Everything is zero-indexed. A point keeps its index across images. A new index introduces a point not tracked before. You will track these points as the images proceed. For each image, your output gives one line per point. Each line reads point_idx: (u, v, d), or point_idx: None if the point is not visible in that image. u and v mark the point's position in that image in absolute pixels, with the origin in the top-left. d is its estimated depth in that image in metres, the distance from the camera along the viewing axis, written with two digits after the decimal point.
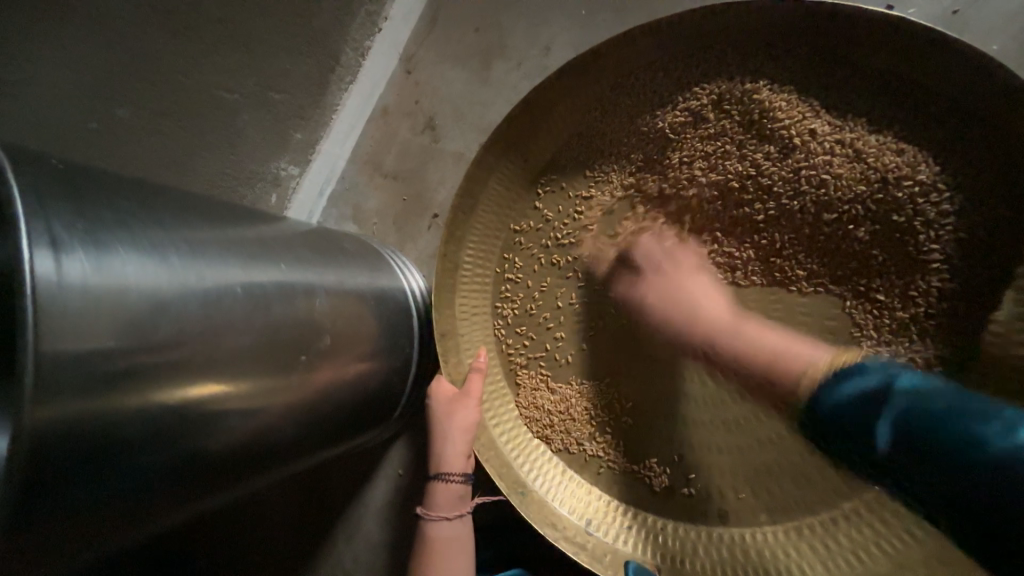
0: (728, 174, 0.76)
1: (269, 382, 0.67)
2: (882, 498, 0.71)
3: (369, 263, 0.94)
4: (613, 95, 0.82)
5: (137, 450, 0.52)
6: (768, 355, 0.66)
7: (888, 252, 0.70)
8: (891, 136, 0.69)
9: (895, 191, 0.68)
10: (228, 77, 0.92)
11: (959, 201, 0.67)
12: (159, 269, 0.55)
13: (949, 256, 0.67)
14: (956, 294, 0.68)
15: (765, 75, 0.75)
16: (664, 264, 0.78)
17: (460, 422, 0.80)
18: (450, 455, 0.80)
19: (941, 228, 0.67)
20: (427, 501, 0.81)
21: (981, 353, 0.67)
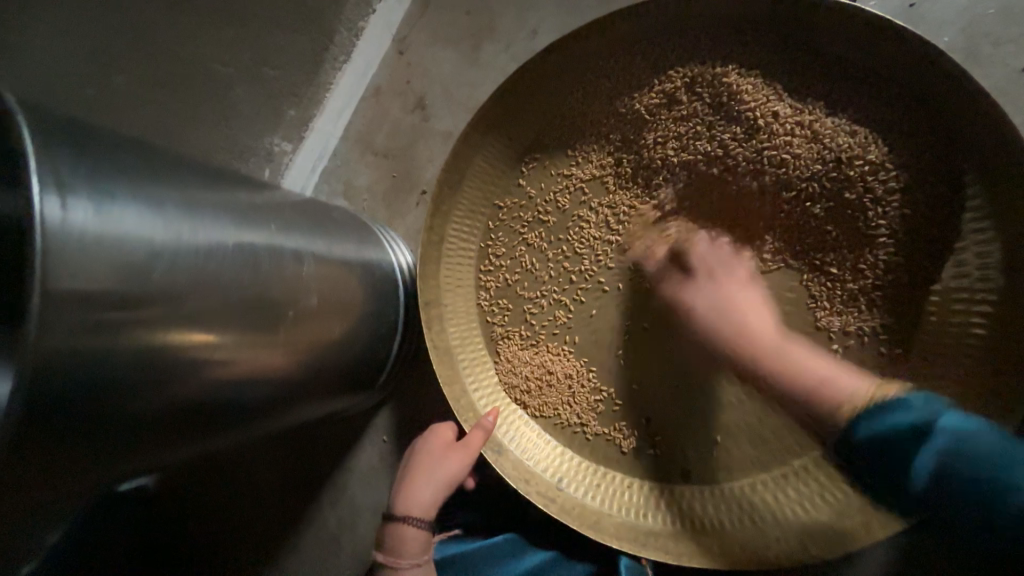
0: (698, 153, 0.81)
1: (258, 338, 0.71)
2: (829, 454, 0.76)
3: (358, 234, 0.98)
4: (593, 76, 0.86)
5: (131, 391, 0.56)
6: (819, 378, 0.67)
7: (841, 229, 0.75)
8: (845, 119, 0.74)
9: (848, 170, 0.73)
10: (224, 51, 0.96)
11: (904, 179, 0.72)
12: (157, 222, 0.58)
13: (895, 231, 0.73)
14: (900, 266, 0.73)
15: (734, 60, 0.79)
16: (712, 264, 0.78)
17: (436, 463, 0.83)
18: (421, 496, 0.81)
19: (887, 204, 0.72)
20: (392, 548, 0.79)
21: (919, 320, 0.73)
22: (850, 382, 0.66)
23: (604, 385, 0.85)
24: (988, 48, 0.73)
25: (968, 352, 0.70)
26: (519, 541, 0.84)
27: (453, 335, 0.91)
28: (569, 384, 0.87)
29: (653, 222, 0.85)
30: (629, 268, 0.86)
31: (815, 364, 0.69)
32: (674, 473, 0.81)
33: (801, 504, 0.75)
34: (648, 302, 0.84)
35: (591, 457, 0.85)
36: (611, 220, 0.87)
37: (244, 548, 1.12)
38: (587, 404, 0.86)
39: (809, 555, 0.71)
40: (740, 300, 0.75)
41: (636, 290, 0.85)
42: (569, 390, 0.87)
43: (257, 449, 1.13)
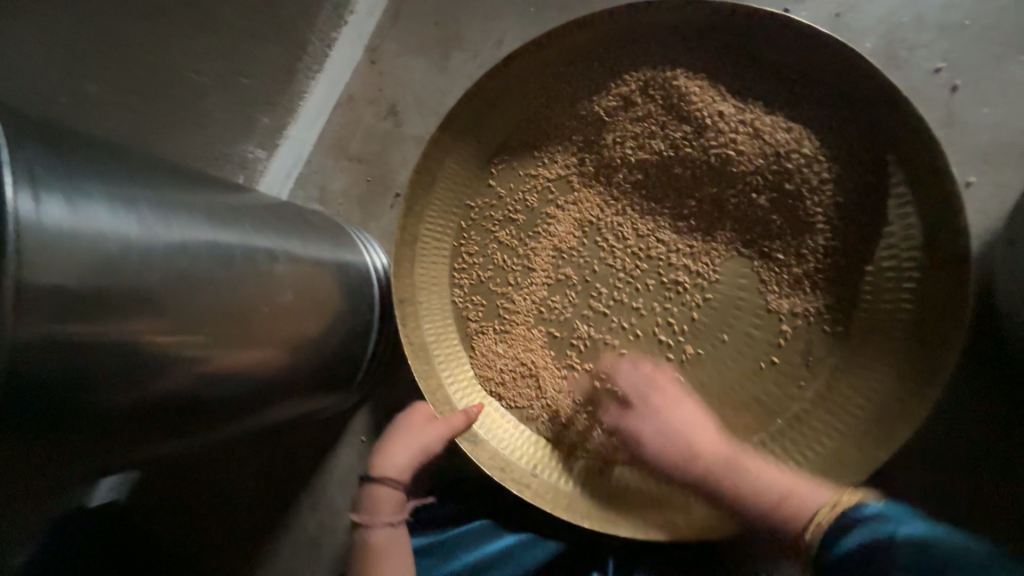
0: (654, 152, 0.87)
1: (234, 335, 0.73)
2: (784, 429, 0.80)
3: (333, 236, 1.00)
4: (555, 81, 0.91)
5: (105, 386, 0.57)
6: (783, 492, 0.67)
7: (784, 217, 0.81)
8: (782, 117, 0.81)
9: (786, 162, 0.80)
10: (197, 59, 0.95)
11: (836, 169, 0.79)
12: (131, 220, 0.59)
13: (830, 218, 0.80)
14: (838, 249, 0.80)
15: (682, 66, 0.86)
16: (650, 393, 0.82)
17: (413, 430, 0.86)
18: (396, 459, 0.83)
19: (823, 192, 0.79)
20: (366, 508, 0.82)
21: (855, 298, 0.79)
22: (808, 497, 0.65)
23: (575, 373, 0.89)
24: (905, 53, 0.81)
25: (898, 329, 0.77)
26: (496, 528, 0.86)
27: (428, 331, 0.93)
28: (542, 374, 0.90)
29: (615, 217, 0.90)
30: (595, 260, 0.90)
31: (769, 472, 0.71)
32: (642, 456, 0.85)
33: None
34: (613, 292, 0.89)
35: (561, 443, 0.88)
36: (577, 216, 0.92)
37: (220, 556, 1.10)
38: (559, 393, 0.89)
39: None
40: (678, 418, 0.79)
41: (601, 282, 0.90)
42: (541, 380, 0.90)
43: (233, 452, 1.12)
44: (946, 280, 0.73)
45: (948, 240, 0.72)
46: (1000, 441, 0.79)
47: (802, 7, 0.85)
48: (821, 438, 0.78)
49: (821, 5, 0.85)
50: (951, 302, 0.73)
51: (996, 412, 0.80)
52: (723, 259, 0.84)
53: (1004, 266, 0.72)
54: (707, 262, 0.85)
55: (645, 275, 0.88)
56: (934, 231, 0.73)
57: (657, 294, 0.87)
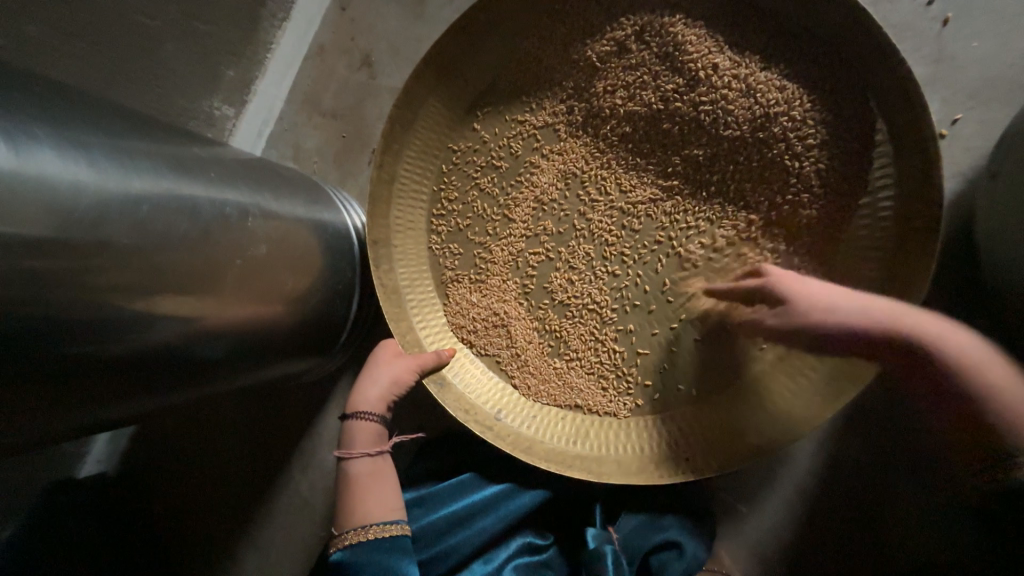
0: (641, 104, 0.83)
1: (212, 292, 0.71)
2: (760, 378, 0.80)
3: (307, 194, 0.95)
4: (544, 25, 0.87)
5: (69, 340, 0.54)
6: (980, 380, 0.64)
7: (770, 186, 0.78)
8: (777, 73, 0.75)
9: (773, 125, 0.75)
10: (150, 2, 0.88)
11: (822, 135, 0.74)
12: (86, 166, 0.55)
13: (813, 190, 0.76)
14: (815, 218, 0.76)
15: (681, 10, 0.79)
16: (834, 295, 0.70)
17: (384, 367, 0.86)
18: (369, 393, 0.84)
19: (805, 159, 0.75)
20: (346, 441, 0.83)
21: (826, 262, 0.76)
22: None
23: (551, 325, 0.90)
24: None
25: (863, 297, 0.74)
26: (481, 482, 0.86)
27: (403, 275, 0.93)
28: (519, 324, 0.91)
29: (597, 168, 0.88)
30: (576, 213, 0.89)
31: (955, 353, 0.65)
32: (602, 408, 0.86)
33: (719, 431, 0.79)
34: (590, 244, 0.88)
35: (527, 391, 0.89)
36: (558, 168, 0.89)
37: (212, 520, 1.10)
38: (529, 343, 0.91)
39: (713, 468, 0.76)
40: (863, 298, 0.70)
41: (577, 235, 0.89)
42: (511, 328, 0.91)
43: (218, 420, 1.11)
44: (916, 256, 0.69)
45: (923, 209, 0.68)
46: None
47: None
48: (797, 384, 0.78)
49: None
50: (915, 276, 0.69)
51: None
52: (700, 219, 0.82)
53: (987, 201, 0.71)
54: (683, 229, 0.83)
55: (625, 237, 0.86)
56: (907, 207, 0.70)
57: (629, 254, 0.86)
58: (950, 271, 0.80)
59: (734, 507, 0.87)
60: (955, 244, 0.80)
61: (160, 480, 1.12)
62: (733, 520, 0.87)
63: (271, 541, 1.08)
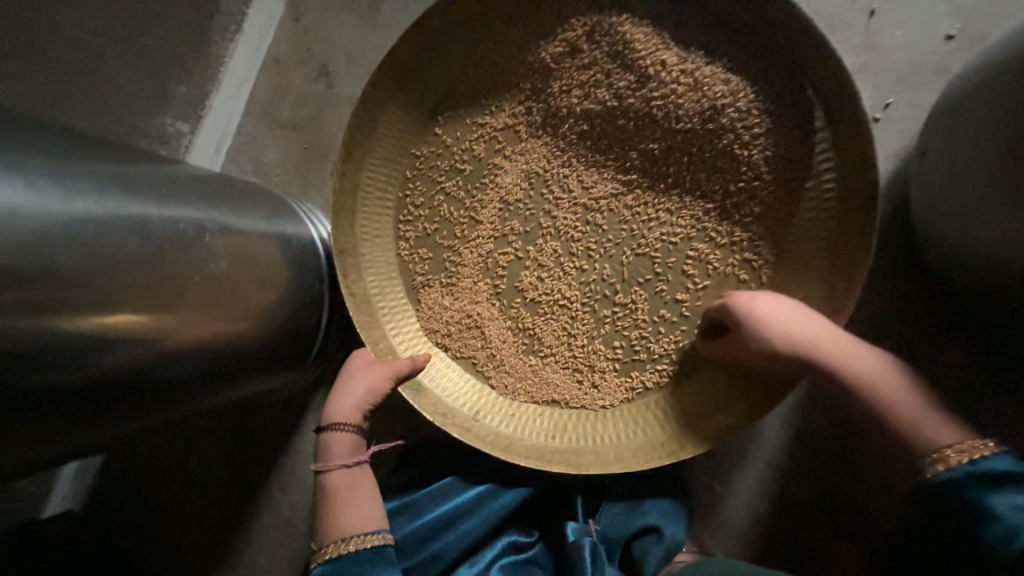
0: (596, 102, 0.84)
1: (172, 311, 0.69)
2: None
3: (268, 207, 0.94)
4: (497, 29, 0.88)
5: (16, 369, 0.53)
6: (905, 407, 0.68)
7: (723, 175, 0.80)
8: (721, 66, 0.77)
9: (721, 118, 0.78)
10: (89, 19, 0.87)
11: (767, 124, 0.77)
12: (24, 190, 0.54)
13: (762, 176, 0.78)
14: (766, 203, 0.79)
15: (628, 9, 0.81)
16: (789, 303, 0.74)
17: (358, 377, 0.85)
18: (344, 404, 0.83)
19: (754, 148, 0.78)
20: (322, 454, 0.82)
21: (779, 246, 0.80)
22: (938, 428, 0.65)
23: (525, 324, 0.91)
24: None
25: (810, 275, 0.78)
26: (464, 485, 0.86)
27: (373, 284, 0.93)
28: (494, 326, 0.92)
29: (558, 166, 0.89)
30: (543, 212, 0.90)
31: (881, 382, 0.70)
32: (580, 403, 0.87)
33: (692, 415, 0.81)
34: (557, 242, 0.90)
35: (505, 390, 0.90)
36: (522, 169, 0.91)
37: (189, 549, 1.07)
38: (503, 342, 0.91)
39: (688, 452, 0.78)
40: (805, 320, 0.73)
41: (545, 234, 0.90)
42: (484, 330, 0.92)
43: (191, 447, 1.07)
44: (857, 233, 0.73)
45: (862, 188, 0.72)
46: (938, 350, 0.83)
47: None
48: None
49: None
50: (858, 255, 0.73)
51: (930, 320, 0.84)
52: (660, 211, 0.84)
53: (918, 179, 0.76)
54: (645, 222, 0.85)
55: (590, 233, 0.88)
56: (847, 189, 0.74)
57: (595, 250, 0.88)
58: (895, 247, 0.85)
59: (710, 488, 0.90)
60: (897, 221, 0.84)
61: (131, 511, 1.08)
62: (711, 500, 0.90)
63: (253, 565, 1.06)
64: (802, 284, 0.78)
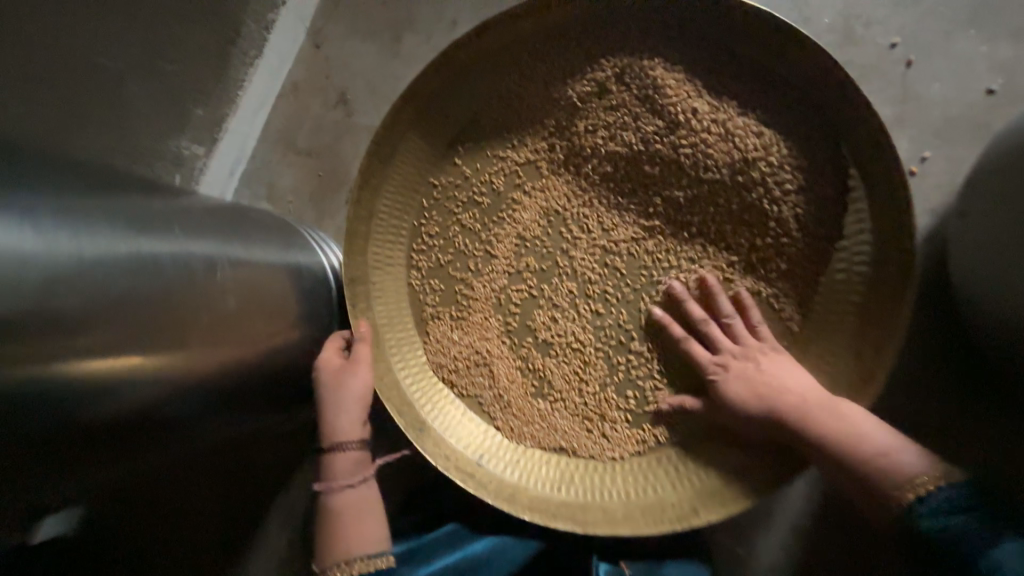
0: (621, 145, 0.82)
1: (177, 351, 0.67)
2: None
3: (278, 238, 0.91)
4: (523, 65, 0.86)
5: (16, 422, 0.50)
6: (880, 450, 0.67)
7: (750, 228, 0.77)
8: (755, 118, 0.75)
9: (751, 171, 0.75)
10: (104, 45, 0.83)
11: (801, 180, 0.74)
12: (33, 234, 0.52)
13: (792, 234, 0.75)
14: (795, 257, 0.76)
15: (660, 54, 0.79)
16: (762, 349, 0.76)
17: (355, 391, 0.82)
18: (346, 422, 0.81)
19: (784, 204, 0.74)
20: (324, 473, 0.80)
21: (809, 302, 0.76)
22: (912, 461, 0.65)
23: (537, 366, 0.88)
24: (861, 28, 0.81)
25: (838, 336, 0.74)
26: (471, 533, 0.83)
27: (381, 314, 0.90)
28: (503, 365, 0.89)
29: (576, 205, 0.87)
30: (560, 252, 0.88)
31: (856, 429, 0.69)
32: (589, 451, 0.84)
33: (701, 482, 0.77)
34: (572, 283, 0.87)
35: (510, 433, 0.86)
36: (541, 205, 0.89)
37: None
38: (512, 383, 0.88)
39: (700, 519, 0.74)
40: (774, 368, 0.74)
41: (560, 274, 0.88)
42: (493, 368, 0.89)
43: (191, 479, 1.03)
44: (889, 299, 0.70)
45: (899, 247, 0.69)
46: (971, 415, 0.80)
47: None
48: None
49: None
50: (893, 322, 0.69)
51: (964, 384, 0.80)
52: (682, 259, 0.82)
53: (958, 239, 0.73)
54: (666, 269, 0.83)
55: (608, 277, 0.85)
56: (882, 248, 0.70)
57: (612, 293, 0.85)
58: (926, 305, 0.82)
59: (726, 547, 0.86)
60: (928, 278, 0.81)
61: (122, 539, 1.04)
62: (727, 560, 0.86)
63: None
64: (828, 343, 0.75)
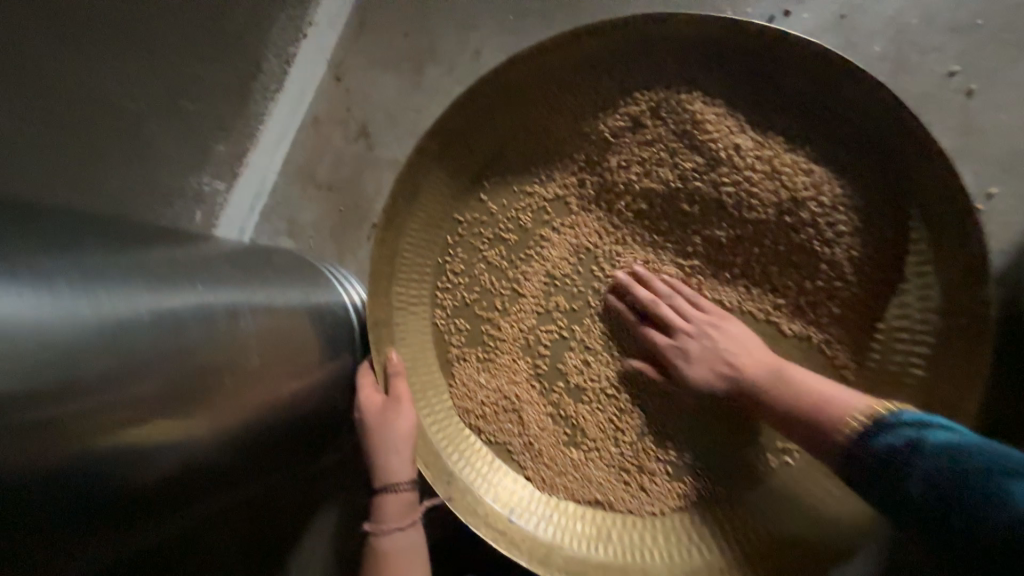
0: (658, 182, 0.78)
1: (197, 411, 0.62)
2: (794, 473, 0.76)
3: (299, 278, 0.87)
4: (553, 98, 0.83)
5: (38, 498, 0.47)
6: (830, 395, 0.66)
7: (799, 271, 0.72)
8: (805, 155, 0.71)
9: (801, 211, 0.71)
10: (134, 86, 0.81)
11: (857, 221, 0.69)
12: (46, 299, 0.48)
13: (846, 278, 0.70)
14: (851, 302, 0.71)
15: (700, 87, 0.76)
16: (710, 320, 0.75)
17: (404, 432, 0.80)
18: (396, 465, 0.79)
19: (837, 246, 0.70)
20: (376, 515, 0.80)
21: (871, 352, 0.70)
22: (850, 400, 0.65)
23: (570, 412, 0.84)
24: (916, 56, 0.76)
25: (897, 389, 0.69)
26: None
27: (405, 357, 0.86)
28: (532, 410, 0.85)
29: (608, 243, 0.83)
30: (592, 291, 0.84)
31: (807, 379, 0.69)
32: (628, 507, 0.79)
33: (755, 532, 0.75)
34: (605, 325, 0.83)
35: (543, 485, 0.82)
36: (574, 242, 0.85)
37: None
38: (543, 431, 0.84)
39: None
40: (722, 335, 0.74)
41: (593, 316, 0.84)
42: (522, 414, 0.85)
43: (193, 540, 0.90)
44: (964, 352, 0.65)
45: (969, 293, 0.64)
46: None
47: (803, 7, 0.81)
48: (826, 483, 0.74)
49: (823, 5, 0.80)
50: (972, 380, 0.64)
51: None
52: (722, 300, 0.77)
53: None
54: None
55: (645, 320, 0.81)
56: (953, 292, 0.65)
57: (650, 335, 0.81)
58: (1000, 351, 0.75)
59: None
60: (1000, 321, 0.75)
61: None
62: None
63: None
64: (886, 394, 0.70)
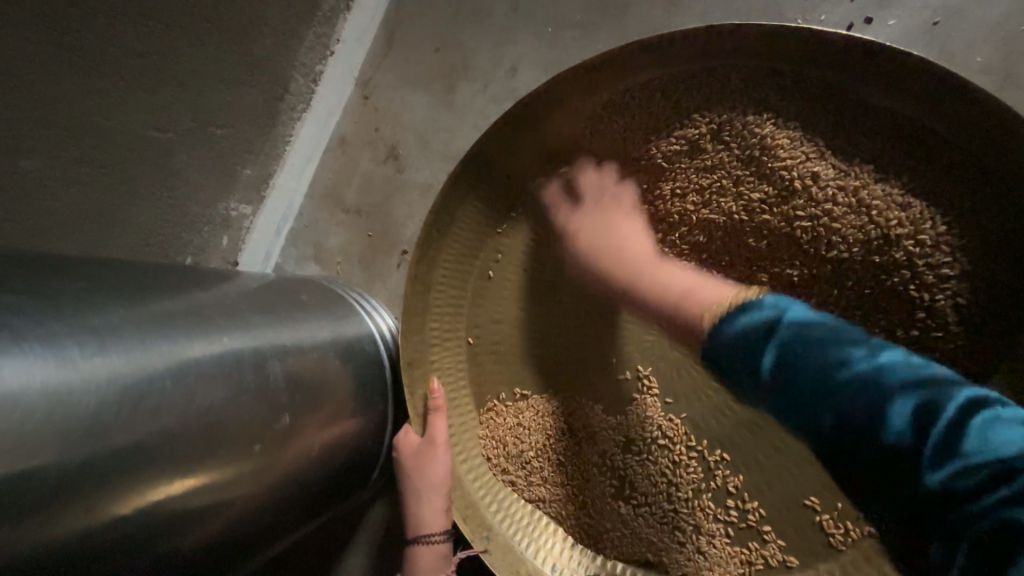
0: (722, 212, 0.71)
1: (223, 471, 0.57)
2: (880, 545, 0.68)
3: (331, 313, 0.81)
4: (603, 119, 0.75)
5: None
6: (684, 290, 0.67)
7: (889, 317, 0.66)
8: (897, 186, 0.64)
9: (895, 250, 0.64)
10: (159, 115, 0.78)
11: (962, 264, 0.63)
12: (58, 367, 0.45)
13: (948, 328, 0.64)
14: (954, 352, 0.64)
15: (771, 108, 0.69)
16: (591, 232, 0.75)
17: (434, 481, 0.75)
18: (427, 515, 0.75)
19: (939, 291, 0.63)
20: (408, 567, 0.76)
21: None
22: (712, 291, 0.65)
23: (620, 462, 0.77)
24: None
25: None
26: None
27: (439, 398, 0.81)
28: (577, 458, 0.79)
29: None
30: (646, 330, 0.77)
31: (676, 279, 0.70)
32: (683, 567, 0.74)
33: None
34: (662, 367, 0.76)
35: (588, 539, 0.77)
36: None
37: None
38: (587, 481, 0.78)
39: None
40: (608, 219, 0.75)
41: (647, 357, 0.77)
42: (567, 460, 0.79)
43: None
44: None
45: None
46: None
47: (890, 12, 0.74)
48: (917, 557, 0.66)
49: (914, 10, 0.73)
50: None
51: None
52: None
53: None
54: None
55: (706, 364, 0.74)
56: None
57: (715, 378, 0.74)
58: None
59: None
60: None
61: None
62: None
63: None
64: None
